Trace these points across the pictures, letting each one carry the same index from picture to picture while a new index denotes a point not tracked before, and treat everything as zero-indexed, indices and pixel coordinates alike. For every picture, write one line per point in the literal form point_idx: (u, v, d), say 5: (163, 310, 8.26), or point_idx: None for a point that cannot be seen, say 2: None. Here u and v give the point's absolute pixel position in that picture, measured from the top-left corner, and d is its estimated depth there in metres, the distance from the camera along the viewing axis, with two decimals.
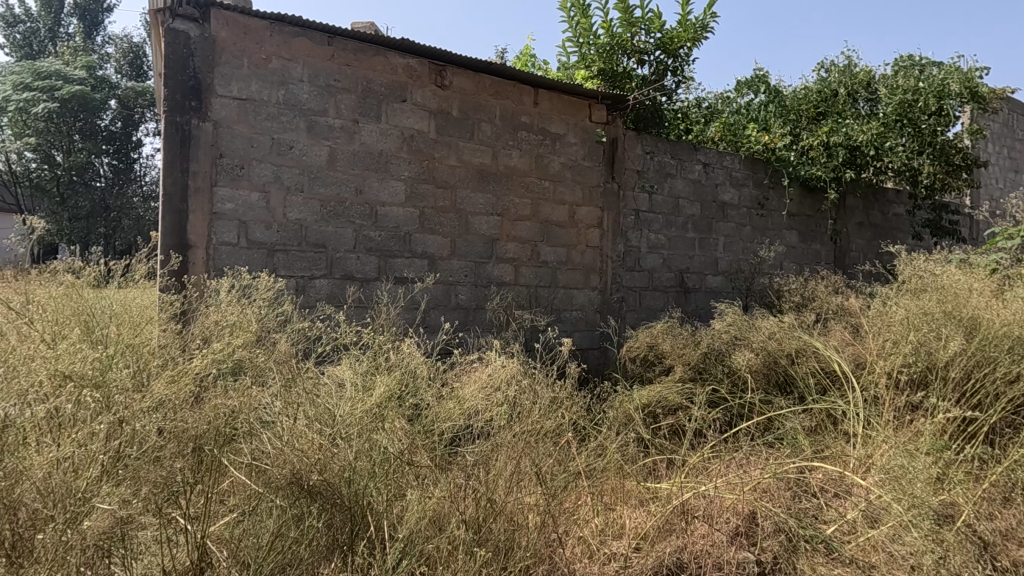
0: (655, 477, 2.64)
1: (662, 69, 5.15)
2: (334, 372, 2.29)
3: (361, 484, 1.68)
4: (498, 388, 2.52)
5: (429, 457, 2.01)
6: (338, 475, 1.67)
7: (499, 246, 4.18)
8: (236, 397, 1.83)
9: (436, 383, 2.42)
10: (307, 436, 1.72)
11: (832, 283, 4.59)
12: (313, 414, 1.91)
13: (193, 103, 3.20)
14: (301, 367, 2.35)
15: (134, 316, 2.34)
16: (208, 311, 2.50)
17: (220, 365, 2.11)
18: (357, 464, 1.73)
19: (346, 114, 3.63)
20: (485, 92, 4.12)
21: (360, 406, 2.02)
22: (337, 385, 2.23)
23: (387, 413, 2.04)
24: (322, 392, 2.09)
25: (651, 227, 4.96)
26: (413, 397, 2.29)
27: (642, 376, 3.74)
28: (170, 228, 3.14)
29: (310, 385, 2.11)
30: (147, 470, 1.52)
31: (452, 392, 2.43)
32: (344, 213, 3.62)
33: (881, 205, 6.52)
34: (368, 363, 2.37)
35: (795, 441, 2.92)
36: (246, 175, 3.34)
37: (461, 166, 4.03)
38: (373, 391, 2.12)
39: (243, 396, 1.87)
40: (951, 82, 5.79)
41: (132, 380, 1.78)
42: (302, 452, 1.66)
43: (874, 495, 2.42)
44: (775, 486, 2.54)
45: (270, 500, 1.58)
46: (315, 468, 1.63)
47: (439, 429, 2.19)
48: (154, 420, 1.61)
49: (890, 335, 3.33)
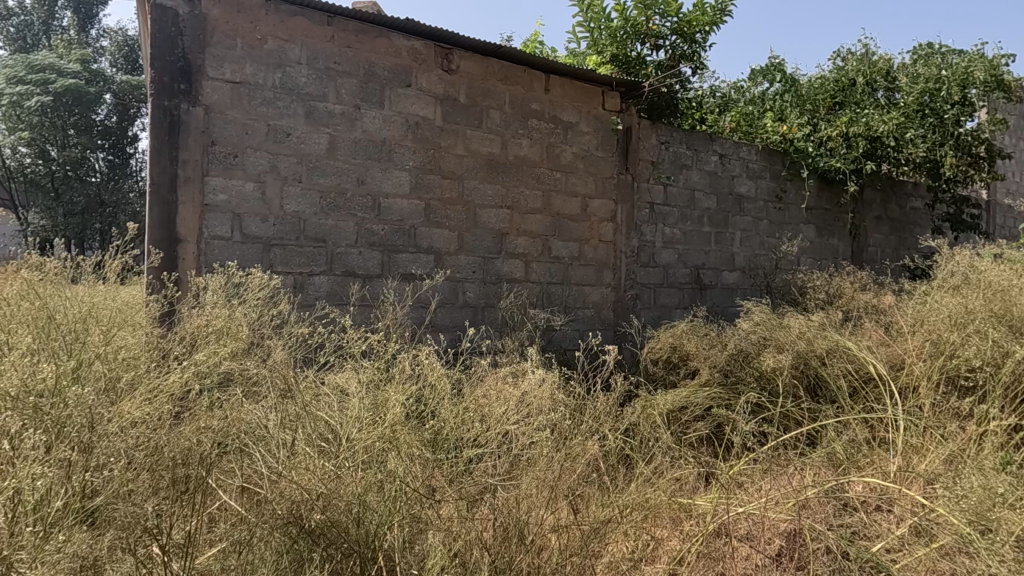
0: (687, 491, 2.41)
1: (677, 55, 4.91)
2: (335, 382, 2.08)
3: (372, 521, 1.47)
4: (510, 398, 2.32)
5: (444, 478, 1.79)
6: (346, 511, 1.46)
7: (509, 240, 3.95)
8: (213, 418, 1.67)
9: (448, 395, 2.22)
10: (310, 469, 1.53)
11: (859, 279, 4.36)
12: (308, 432, 1.73)
13: (183, 86, 2.97)
14: (297, 375, 2.15)
15: (109, 320, 2.14)
16: (195, 315, 2.30)
17: (197, 378, 1.93)
18: (368, 498, 1.51)
19: (346, 99, 3.39)
20: (494, 77, 3.89)
21: (366, 422, 1.80)
22: (340, 396, 2.03)
23: (399, 432, 1.82)
24: (322, 406, 1.89)
25: (666, 220, 4.73)
26: (422, 411, 2.09)
27: (666, 379, 3.52)
28: (157, 222, 2.91)
29: (309, 399, 1.91)
30: (116, 508, 1.34)
31: (469, 400, 2.21)
32: (345, 205, 3.38)
33: (899, 199, 6.30)
34: (373, 373, 2.16)
35: (832, 451, 2.71)
36: (240, 163, 3.11)
37: (469, 155, 3.80)
38: (380, 406, 1.90)
39: (224, 415, 1.70)
40: (975, 70, 5.61)
41: (96, 397, 1.59)
42: (304, 484, 1.48)
43: (929, 511, 2.22)
44: (818, 500, 2.31)
45: (262, 537, 1.38)
46: (318, 500, 1.45)
47: (453, 444, 1.98)
48: (126, 445, 1.46)
49: (930, 335, 3.12)
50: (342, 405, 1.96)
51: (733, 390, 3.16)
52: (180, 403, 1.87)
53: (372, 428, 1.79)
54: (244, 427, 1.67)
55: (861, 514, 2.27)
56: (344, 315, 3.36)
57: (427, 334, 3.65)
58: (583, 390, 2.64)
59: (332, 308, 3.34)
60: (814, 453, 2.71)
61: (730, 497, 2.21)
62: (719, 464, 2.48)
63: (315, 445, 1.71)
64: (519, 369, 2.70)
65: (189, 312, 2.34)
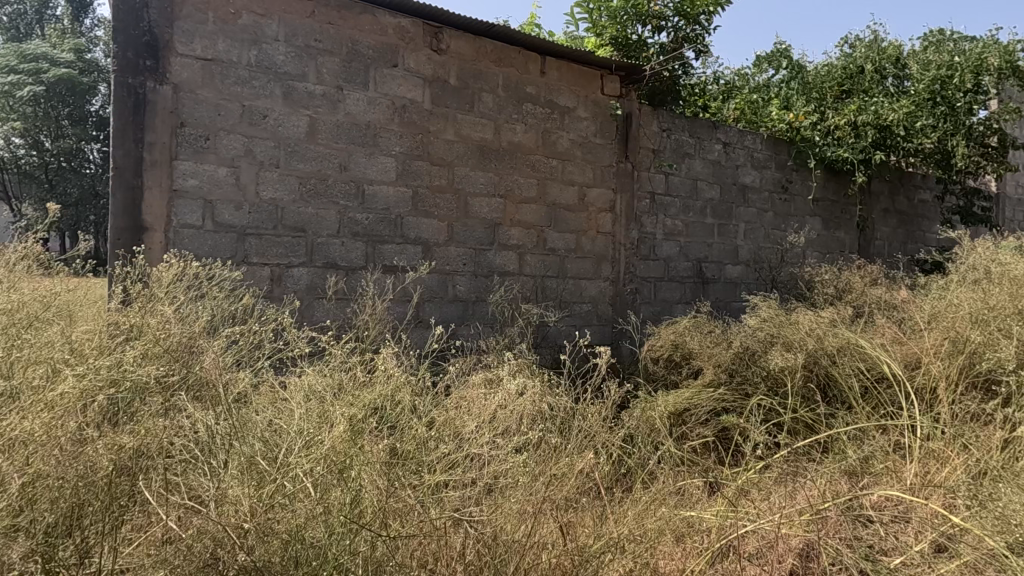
0: (689, 502, 2.22)
1: (680, 37, 4.70)
2: (296, 394, 1.91)
3: (310, 564, 1.32)
4: (489, 411, 2.16)
5: (416, 496, 1.60)
6: (279, 550, 1.33)
7: (502, 231, 3.75)
8: (128, 434, 1.54)
9: (417, 406, 2.05)
10: (238, 501, 1.38)
11: (870, 273, 4.15)
12: (250, 455, 1.56)
13: (149, 63, 2.76)
14: (249, 393, 1.99)
15: (19, 327, 1.96)
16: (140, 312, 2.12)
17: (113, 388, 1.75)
18: (309, 531, 1.37)
19: (328, 79, 3.18)
20: (486, 58, 3.67)
21: (321, 439, 1.61)
22: (301, 406, 1.84)
23: (365, 449, 1.64)
24: (280, 421, 1.72)
25: (667, 211, 4.52)
26: (391, 425, 1.92)
27: (668, 379, 3.31)
28: (121, 209, 2.72)
29: (260, 419, 1.75)
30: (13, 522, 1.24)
31: (438, 413, 2.05)
32: (326, 192, 3.18)
33: (907, 191, 6.09)
34: (336, 381, 1.98)
35: (841, 455, 2.53)
36: (212, 147, 2.90)
37: (460, 141, 3.59)
38: (339, 420, 1.70)
39: (140, 431, 1.55)
40: (989, 56, 5.38)
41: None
42: (229, 520, 1.35)
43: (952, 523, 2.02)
44: (834, 514, 2.11)
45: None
46: (247, 537, 1.32)
47: (429, 457, 1.79)
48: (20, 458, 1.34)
49: (949, 331, 2.92)
50: (301, 413, 1.77)
51: (737, 391, 2.98)
52: (109, 412, 1.69)
53: (324, 445, 1.60)
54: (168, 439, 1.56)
55: (886, 527, 2.07)
56: (320, 309, 3.16)
57: (411, 328, 3.45)
58: (570, 398, 2.46)
59: (310, 301, 3.14)
60: (824, 459, 2.53)
61: (738, 512, 2.01)
62: (725, 474, 2.29)
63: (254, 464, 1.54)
64: (502, 376, 2.53)
65: (143, 310, 2.16)
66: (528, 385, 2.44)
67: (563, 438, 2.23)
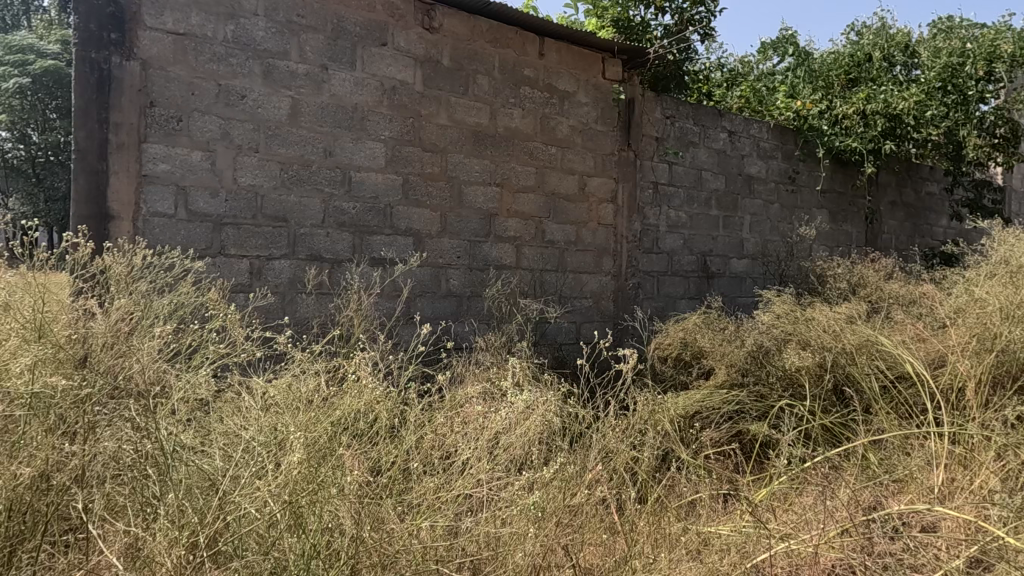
0: (703, 516, 2.03)
1: (684, 20, 4.51)
2: (268, 410, 1.71)
3: None
4: (490, 438, 2.00)
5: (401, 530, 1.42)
6: None
7: (498, 222, 3.54)
8: (26, 462, 1.35)
9: (405, 429, 1.89)
10: (165, 554, 1.18)
11: (884, 267, 3.95)
12: (192, 488, 1.38)
13: (114, 36, 2.53)
14: (215, 410, 1.78)
15: None
16: (96, 316, 1.90)
17: (27, 403, 1.50)
18: None
19: (312, 57, 2.96)
20: (481, 38, 3.45)
21: (269, 470, 1.43)
22: (270, 419, 1.64)
23: (332, 483, 1.45)
24: (245, 444, 1.52)
25: (671, 202, 4.32)
26: (380, 454, 1.74)
27: (677, 381, 3.11)
28: (84, 195, 2.50)
29: (223, 445, 1.56)
30: None
31: (428, 442, 1.88)
32: (310, 178, 2.96)
33: (914, 183, 5.90)
34: (312, 403, 1.78)
35: (866, 464, 2.34)
36: (185, 129, 2.68)
37: (453, 126, 3.37)
38: (298, 446, 1.50)
39: (32, 458, 1.36)
40: (1003, 43, 5.17)
41: None
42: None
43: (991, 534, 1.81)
44: (861, 525, 1.90)
45: None
46: None
47: (418, 490, 1.62)
48: None
49: (976, 329, 2.72)
50: (262, 433, 1.56)
51: (751, 390, 2.79)
52: (24, 431, 1.44)
53: (274, 479, 1.41)
54: (82, 450, 1.39)
55: (931, 535, 1.84)
56: (303, 305, 2.93)
57: (401, 326, 3.24)
58: (581, 414, 2.30)
59: (292, 297, 2.91)
60: (846, 465, 2.34)
61: (764, 529, 1.81)
62: (744, 485, 2.10)
63: (190, 499, 1.35)
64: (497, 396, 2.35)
65: (106, 312, 1.97)
66: (530, 399, 2.26)
67: (570, 455, 2.05)
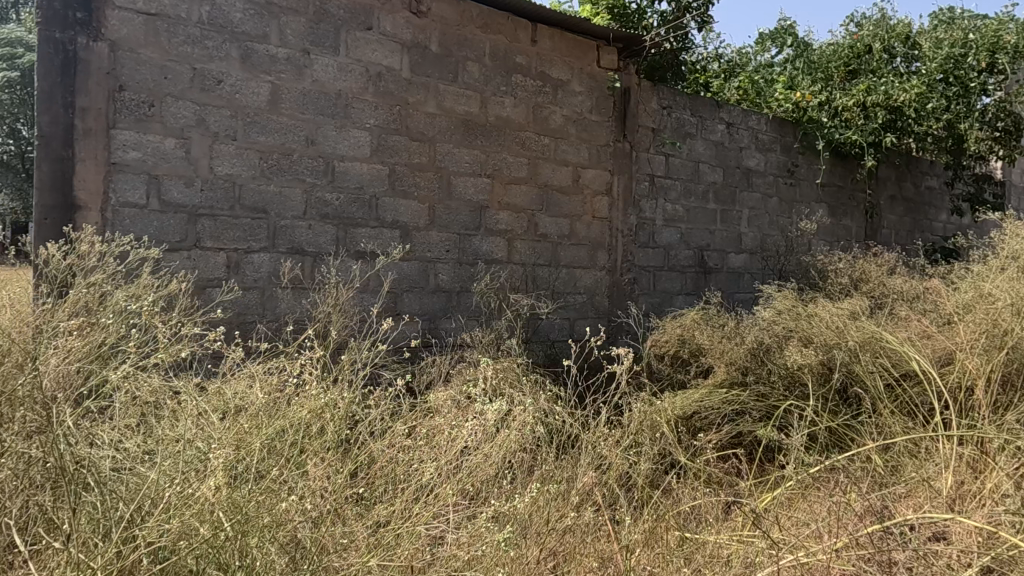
0: (699, 525, 1.92)
1: (681, 8, 4.39)
2: (226, 426, 1.60)
3: None
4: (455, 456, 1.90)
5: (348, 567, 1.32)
6: None
7: (489, 215, 3.42)
8: None
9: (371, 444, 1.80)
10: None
11: (886, 262, 3.84)
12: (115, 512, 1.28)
13: (81, 15, 2.40)
14: (174, 418, 1.65)
15: None
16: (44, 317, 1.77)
17: None
18: None
19: (293, 41, 2.82)
20: (471, 23, 3.32)
21: (194, 497, 1.33)
22: (221, 437, 1.53)
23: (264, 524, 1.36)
24: (181, 467, 1.42)
25: (667, 195, 4.20)
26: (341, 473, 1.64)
27: (674, 380, 3.00)
28: (48, 183, 2.36)
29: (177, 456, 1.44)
30: None
31: (396, 460, 1.79)
32: (291, 167, 2.83)
33: (914, 178, 5.80)
34: (264, 426, 1.68)
35: (872, 468, 2.22)
36: (157, 115, 2.55)
37: (442, 114, 3.24)
38: (220, 478, 1.40)
39: None
40: (1005, 33, 5.05)
41: None
42: None
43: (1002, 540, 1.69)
44: (866, 535, 1.78)
45: None
46: None
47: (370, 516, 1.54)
48: None
49: (983, 324, 2.60)
50: (198, 457, 1.45)
51: (753, 391, 2.67)
52: None
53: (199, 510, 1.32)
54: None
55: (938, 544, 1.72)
56: (282, 301, 2.81)
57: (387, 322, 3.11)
58: (571, 418, 2.18)
59: (270, 292, 2.79)
60: (851, 468, 2.23)
61: (766, 540, 1.70)
62: (745, 489, 1.99)
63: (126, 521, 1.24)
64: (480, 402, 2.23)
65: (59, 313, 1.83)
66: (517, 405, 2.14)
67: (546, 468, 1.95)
